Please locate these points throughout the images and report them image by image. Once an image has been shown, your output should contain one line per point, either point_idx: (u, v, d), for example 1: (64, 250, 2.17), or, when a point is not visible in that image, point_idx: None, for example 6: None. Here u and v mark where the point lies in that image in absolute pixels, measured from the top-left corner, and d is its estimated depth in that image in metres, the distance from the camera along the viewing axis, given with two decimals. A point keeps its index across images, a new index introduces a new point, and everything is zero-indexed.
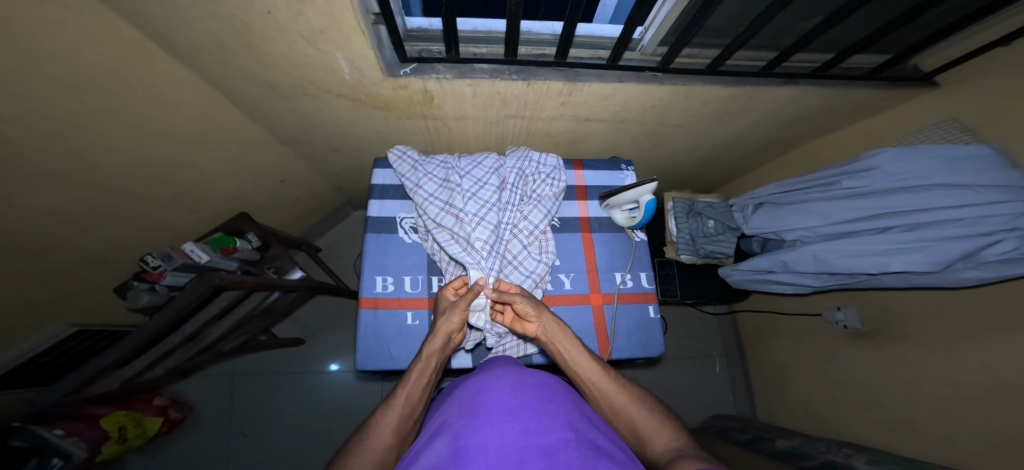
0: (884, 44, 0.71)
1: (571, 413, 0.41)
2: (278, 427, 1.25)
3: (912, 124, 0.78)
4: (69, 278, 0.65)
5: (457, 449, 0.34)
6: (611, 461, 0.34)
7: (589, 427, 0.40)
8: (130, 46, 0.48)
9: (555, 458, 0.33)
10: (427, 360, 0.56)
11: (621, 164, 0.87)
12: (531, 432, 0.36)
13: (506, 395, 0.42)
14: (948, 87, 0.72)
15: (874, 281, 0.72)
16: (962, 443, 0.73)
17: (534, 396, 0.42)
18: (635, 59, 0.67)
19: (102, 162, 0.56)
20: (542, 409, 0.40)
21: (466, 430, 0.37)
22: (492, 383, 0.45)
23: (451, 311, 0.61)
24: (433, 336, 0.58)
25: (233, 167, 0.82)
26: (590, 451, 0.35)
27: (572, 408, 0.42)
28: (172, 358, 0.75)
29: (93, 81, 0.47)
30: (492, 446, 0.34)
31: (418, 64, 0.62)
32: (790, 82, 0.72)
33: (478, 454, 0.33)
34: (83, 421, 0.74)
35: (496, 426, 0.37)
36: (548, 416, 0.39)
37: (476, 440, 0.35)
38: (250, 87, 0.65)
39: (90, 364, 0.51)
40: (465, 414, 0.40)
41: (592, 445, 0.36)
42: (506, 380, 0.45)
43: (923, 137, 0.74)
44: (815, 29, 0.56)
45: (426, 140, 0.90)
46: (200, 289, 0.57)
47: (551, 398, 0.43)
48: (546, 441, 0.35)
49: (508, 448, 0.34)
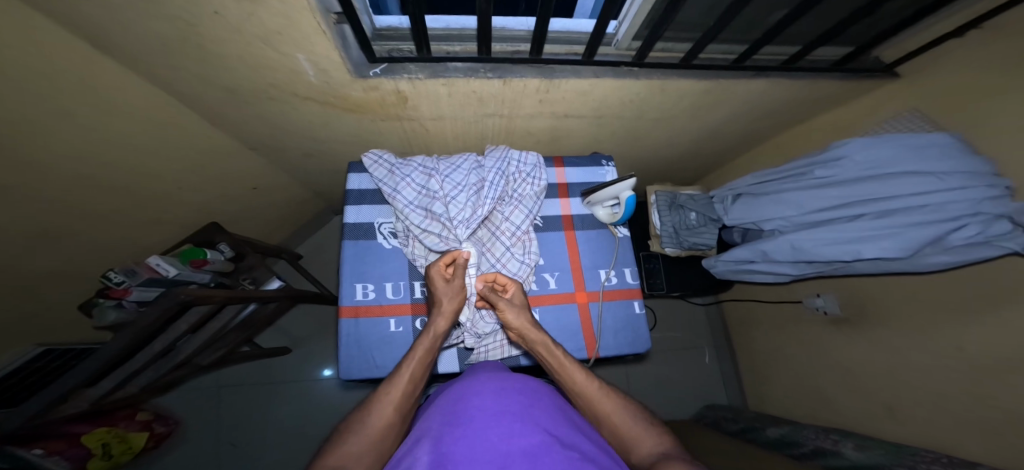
0: (850, 35, 0.73)
1: (554, 417, 0.41)
2: (267, 442, 1.22)
3: (879, 112, 0.79)
4: (24, 301, 0.61)
5: (438, 455, 0.33)
6: (595, 464, 0.34)
7: (573, 431, 0.39)
8: (73, 54, 0.45)
9: (538, 461, 0.32)
10: (433, 338, 0.56)
11: (602, 160, 0.87)
12: (514, 436, 0.36)
13: (489, 400, 0.41)
14: (907, 77, 0.74)
15: (849, 268, 0.73)
16: (941, 422, 0.76)
17: (518, 401, 0.42)
18: (611, 54, 0.67)
19: (52, 176, 0.53)
20: (526, 413, 0.40)
21: (449, 437, 0.36)
22: (475, 388, 0.44)
23: (454, 293, 0.61)
24: (439, 316, 0.58)
25: (199, 176, 0.79)
26: (574, 454, 0.34)
27: (556, 412, 0.42)
28: (145, 375, 0.72)
29: (35, 92, 0.44)
30: (476, 453, 0.33)
31: (388, 64, 0.61)
32: (761, 75, 0.72)
33: (461, 461, 0.32)
34: (64, 440, 0.71)
35: (479, 432, 0.36)
36: (531, 419, 0.39)
37: (459, 447, 0.34)
38: (213, 93, 0.62)
39: (57, 384, 0.49)
40: (448, 420, 0.39)
41: (575, 448, 0.36)
42: (489, 384, 0.44)
43: (890, 126, 0.75)
44: (781, 23, 0.56)
45: (404, 141, 0.88)
46: (165, 306, 0.54)
47: (535, 402, 0.43)
48: (529, 444, 0.34)
49: (491, 453, 0.33)
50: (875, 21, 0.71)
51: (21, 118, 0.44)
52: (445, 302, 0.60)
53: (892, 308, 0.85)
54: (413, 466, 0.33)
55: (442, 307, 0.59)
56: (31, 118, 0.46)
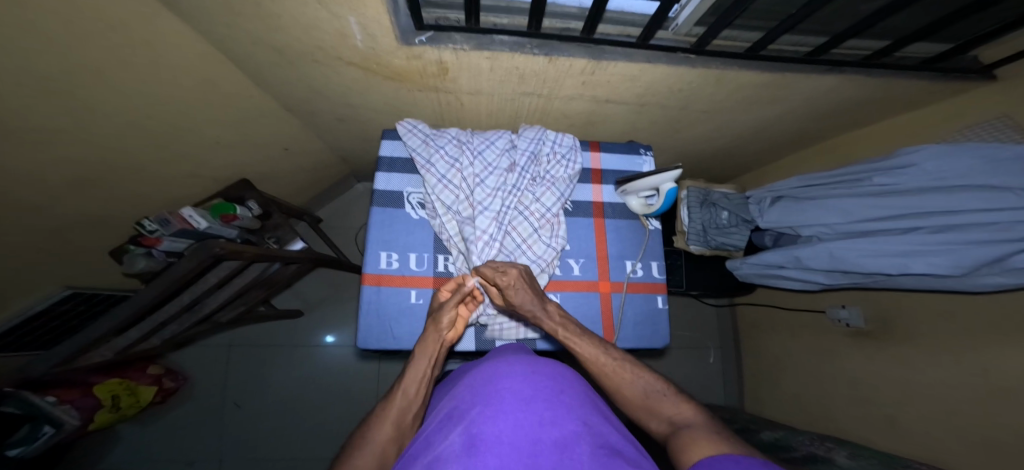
0: (943, 33, 0.67)
1: (583, 407, 0.39)
2: (275, 398, 1.26)
3: (957, 122, 0.76)
4: (60, 243, 0.62)
5: (469, 438, 0.33)
6: (623, 460, 0.33)
7: (602, 422, 0.38)
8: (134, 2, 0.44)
9: (569, 452, 0.32)
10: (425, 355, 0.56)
11: (640, 148, 0.84)
12: (544, 423, 0.35)
13: (519, 383, 0.40)
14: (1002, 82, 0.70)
15: (890, 281, 0.72)
16: (945, 444, 0.77)
17: (547, 386, 0.41)
18: (668, 38, 0.63)
19: (100, 123, 0.52)
20: (555, 400, 0.39)
21: (479, 418, 0.35)
22: (504, 370, 0.43)
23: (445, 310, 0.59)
24: (427, 335, 0.58)
25: (235, 133, 0.78)
26: (602, 449, 0.33)
27: (584, 402, 0.41)
28: (170, 327, 0.76)
29: (92, 40, 0.43)
30: (505, 437, 0.33)
31: (435, 33, 0.58)
32: (834, 70, 0.69)
33: (491, 445, 0.32)
34: (76, 389, 0.75)
35: (508, 416, 0.35)
36: (561, 406, 0.38)
37: (490, 430, 0.33)
38: (260, 54, 0.61)
39: (85, 334, 0.50)
40: (477, 401, 0.38)
41: (603, 441, 0.35)
42: (518, 367, 0.43)
43: (968, 135, 0.72)
44: (870, 17, 0.52)
45: (436, 113, 0.86)
46: (199, 258, 0.53)
47: (565, 388, 0.42)
48: (559, 433, 0.34)
49: (520, 439, 0.33)
50: (968, 23, 0.66)
51: (78, 63, 0.44)
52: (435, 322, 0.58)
53: (920, 327, 0.84)
54: (445, 447, 0.33)
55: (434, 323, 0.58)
56: (90, 66, 0.45)
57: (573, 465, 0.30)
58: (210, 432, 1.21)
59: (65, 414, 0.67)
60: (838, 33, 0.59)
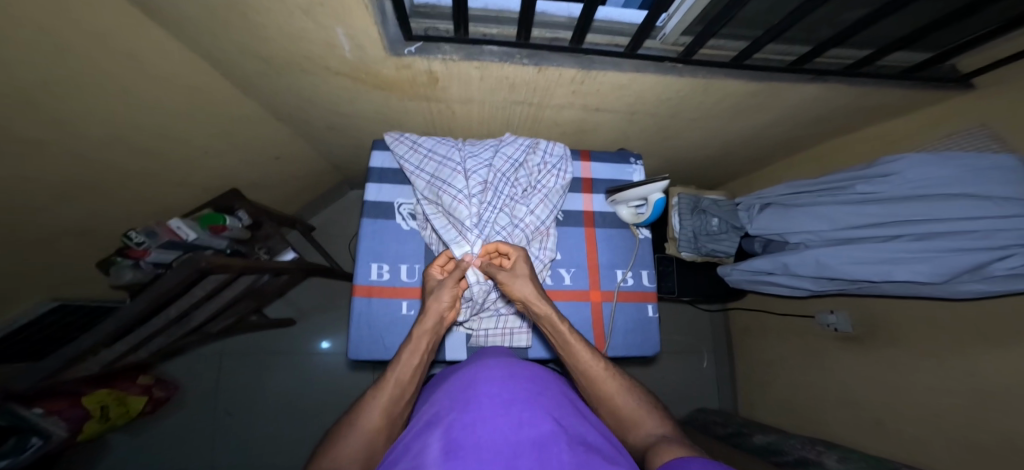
0: (924, 42, 0.69)
1: (560, 407, 0.40)
2: (266, 408, 1.24)
3: (939, 129, 0.77)
4: (47, 256, 0.62)
5: (449, 443, 0.32)
6: (601, 456, 0.33)
7: (579, 421, 0.39)
8: (118, 14, 0.44)
9: (548, 451, 0.31)
10: (419, 339, 0.55)
11: (631, 157, 0.85)
12: (522, 425, 0.35)
13: (498, 387, 0.40)
14: (981, 90, 0.71)
15: (873, 287, 0.73)
16: (933, 447, 0.77)
17: (525, 389, 0.41)
18: (656, 48, 0.64)
19: (86, 135, 0.52)
20: (533, 402, 0.39)
21: (457, 424, 0.35)
22: (482, 375, 0.43)
23: (441, 290, 0.59)
24: (425, 316, 0.57)
25: (224, 142, 0.78)
26: (580, 446, 0.33)
27: (562, 402, 0.41)
28: (156, 340, 0.74)
29: (78, 53, 0.43)
30: (483, 442, 0.32)
31: (424, 43, 0.58)
32: (818, 79, 0.70)
33: (471, 450, 0.31)
34: (64, 400, 0.73)
35: (486, 420, 0.35)
36: (539, 408, 0.38)
37: (468, 436, 0.33)
38: (249, 64, 0.61)
39: (70, 347, 0.49)
40: (456, 407, 0.38)
41: (581, 439, 0.35)
42: (496, 372, 0.43)
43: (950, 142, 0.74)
44: (850, 28, 0.54)
45: (427, 122, 0.86)
46: (185, 272, 0.52)
47: (543, 391, 0.42)
48: (537, 433, 0.34)
49: (499, 442, 0.32)
50: (948, 33, 0.67)
51: (64, 77, 0.44)
52: (430, 301, 0.58)
53: (907, 330, 0.85)
54: (423, 453, 0.33)
55: (429, 306, 0.58)
56: (76, 79, 0.45)
57: (552, 463, 0.30)
58: (199, 442, 1.19)
59: (52, 424, 0.66)
60: (822, 43, 0.60)
